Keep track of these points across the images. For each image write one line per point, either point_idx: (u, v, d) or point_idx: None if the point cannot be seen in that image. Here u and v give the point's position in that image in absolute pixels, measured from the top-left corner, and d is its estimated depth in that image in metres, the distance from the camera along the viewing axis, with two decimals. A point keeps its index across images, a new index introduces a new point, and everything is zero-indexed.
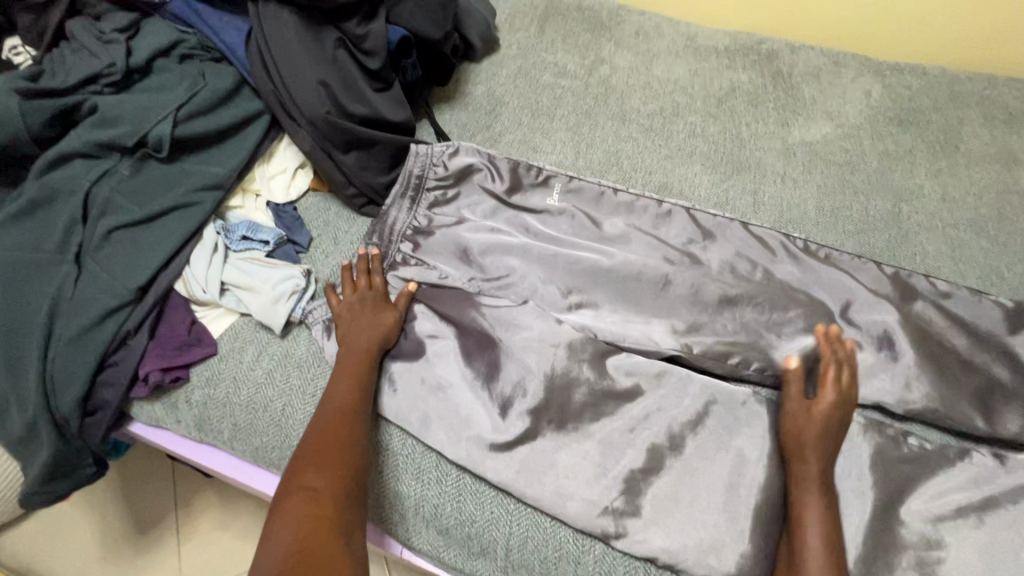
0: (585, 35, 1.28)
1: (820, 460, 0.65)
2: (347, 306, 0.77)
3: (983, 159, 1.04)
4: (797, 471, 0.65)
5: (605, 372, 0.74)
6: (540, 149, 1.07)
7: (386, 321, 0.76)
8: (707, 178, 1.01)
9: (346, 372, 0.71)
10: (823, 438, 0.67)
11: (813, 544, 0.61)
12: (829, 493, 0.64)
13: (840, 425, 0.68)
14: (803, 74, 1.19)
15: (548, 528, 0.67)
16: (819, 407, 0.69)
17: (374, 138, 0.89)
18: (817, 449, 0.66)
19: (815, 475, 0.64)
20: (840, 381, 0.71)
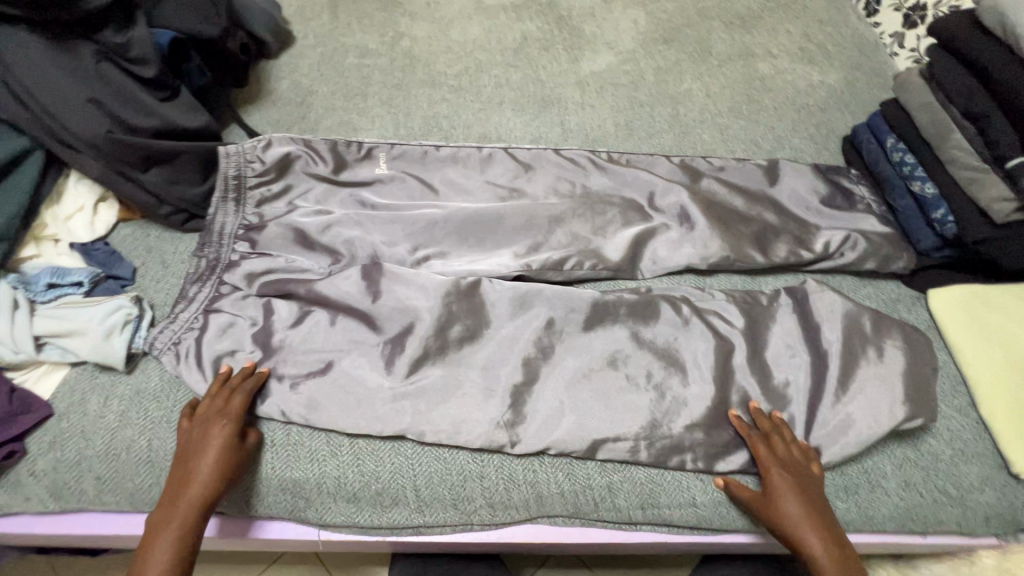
0: (378, 13, 1.30)
1: (795, 496, 0.67)
2: (201, 423, 0.67)
3: (730, 58, 1.26)
4: (779, 519, 0.66)
5: (466, 305, 0.79)
6: (360, 128, 1.09)
7: (230, 463, 0.66)
8: (519, 121, 1.11)
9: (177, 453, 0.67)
10: (776, 474, 0.68)
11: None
12: (823, 529, 0.65)
13: (798, 478, 0.68)
14: (581, 15, 1.33)
15: (448, 457, 0.72)
16: (754, 441, 0.71)
17: (174, 149, 0.84)
18: (779, 488, 0.68)
19: (795, 512, 0.66)
20: (794, 452, 0.71)
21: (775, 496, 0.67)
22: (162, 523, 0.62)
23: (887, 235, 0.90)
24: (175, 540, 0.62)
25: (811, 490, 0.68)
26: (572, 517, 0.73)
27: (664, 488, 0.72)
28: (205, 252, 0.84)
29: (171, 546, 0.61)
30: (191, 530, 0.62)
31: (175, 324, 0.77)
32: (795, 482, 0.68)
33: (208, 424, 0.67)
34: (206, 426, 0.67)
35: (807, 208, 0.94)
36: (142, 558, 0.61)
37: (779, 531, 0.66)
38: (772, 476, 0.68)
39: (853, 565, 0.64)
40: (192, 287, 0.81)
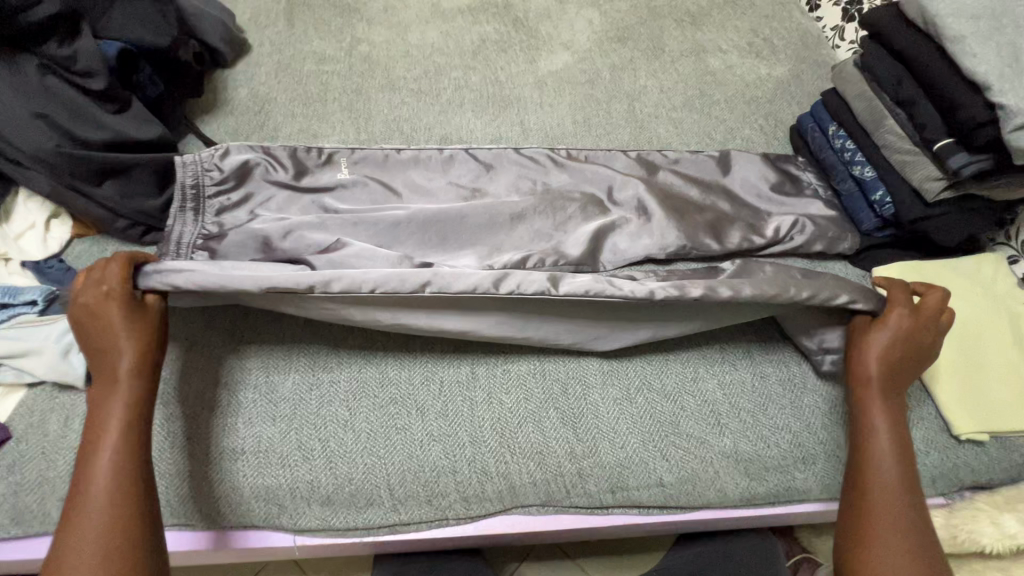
0: (335, 20, 1.30)
1: (891, 351, 0.68)
2: (84, 305, 0.61)
3: (682, 54, 1.30)
4: (859, 368, 0.69)
5: None
6: (321, 134, 1.09)
7: (134, 332, 0.62)
8: (479, 121, 1.13)
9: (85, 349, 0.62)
10: (904, 327, 0.68)
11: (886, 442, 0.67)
12: (889, 390, 0.69)
13: (926, 330, 0.68)
14: (538, 16, 1.36)
15: (420, 455, 0.73)
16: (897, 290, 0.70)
17: (127, 162, 0.83)
18: (892, 338, 0.68)
19: (878, 366, 0.68)
20: (933, 312, 0.69)
21: (879, 337, 0.69)
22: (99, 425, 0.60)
23: (832, 218, 0.94)
24: (121, 438, 0.60)
25: (914, 346, 0.68)
26: (545, 505, 0.75)
27: (633, 471, 0.74)
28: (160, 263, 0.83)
29: (115, 443, 0.60)
30: (133, 423, 0.61)
31: None
32: (908, 333, 0.68)
33: (106, 317, 0.61)
34: (101, 305, 0.61)
35: (758, 195, 0.99)
36: (89, 461, 0.59)
37: (858, 372, 0.69)
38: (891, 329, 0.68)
39: (901, 425, 0.68)
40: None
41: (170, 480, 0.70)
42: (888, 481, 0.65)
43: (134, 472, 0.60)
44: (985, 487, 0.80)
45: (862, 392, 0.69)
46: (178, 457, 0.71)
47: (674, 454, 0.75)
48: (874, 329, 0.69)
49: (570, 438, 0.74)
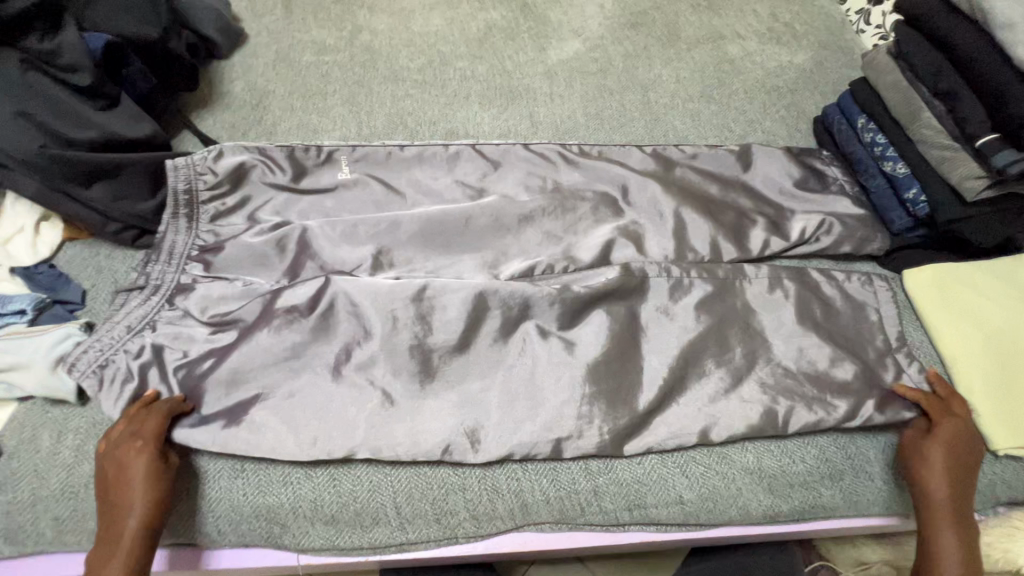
0: (335, 7, 1.25)
1: (949, 450, 0.67)
2: (118, 443, 0.63)
3: (699, 41, 1.24)
4: (920, 466, 0.68)
5: None
6: (321, 129, 1.04)
7: (149, 461, 0.62)
8: (487, 115, 1.08)
9: (106, 465, 0.62)
10: (945, 421, 0.70)
11: (948, 533, 0.65)
12: (954, 479, 0.67)
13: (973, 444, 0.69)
14: (546, 1, 1.30)
15: (428, 472, 0.70)
16: (935, 402, 0.72)
17: (117, 162, 0.79)
18: (943, 438, 0.68)
19: (941, 466, 0.67)
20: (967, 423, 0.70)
21: (935, 444, 0.68)
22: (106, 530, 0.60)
23: (860, 216, 0.89)
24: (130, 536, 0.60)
25: (964, 447, 0.68)
26: (559, 523, 0.71)
27: (651, 488, 0.71)
28: (147, 271, 0.79)
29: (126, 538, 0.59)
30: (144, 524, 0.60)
31: (101, 350, 0.70)
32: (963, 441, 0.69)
33: (129, 428, 0.64)
34: (128, 427, 0.65)
35: (781, 193, 0.93)
36: (100, 561, 0.59)
37: (915, 470, 0.69)
38: (939, 428, 0.69)
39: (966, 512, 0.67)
40: (132, 300, 0.76)
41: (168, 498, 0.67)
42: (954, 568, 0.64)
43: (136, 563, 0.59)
44: (1019, 504, 0.76)
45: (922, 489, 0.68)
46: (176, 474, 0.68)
47: (694, 470, 0.71)
48: (925, 434, 0.70)
49: (584, 455, 0.71)
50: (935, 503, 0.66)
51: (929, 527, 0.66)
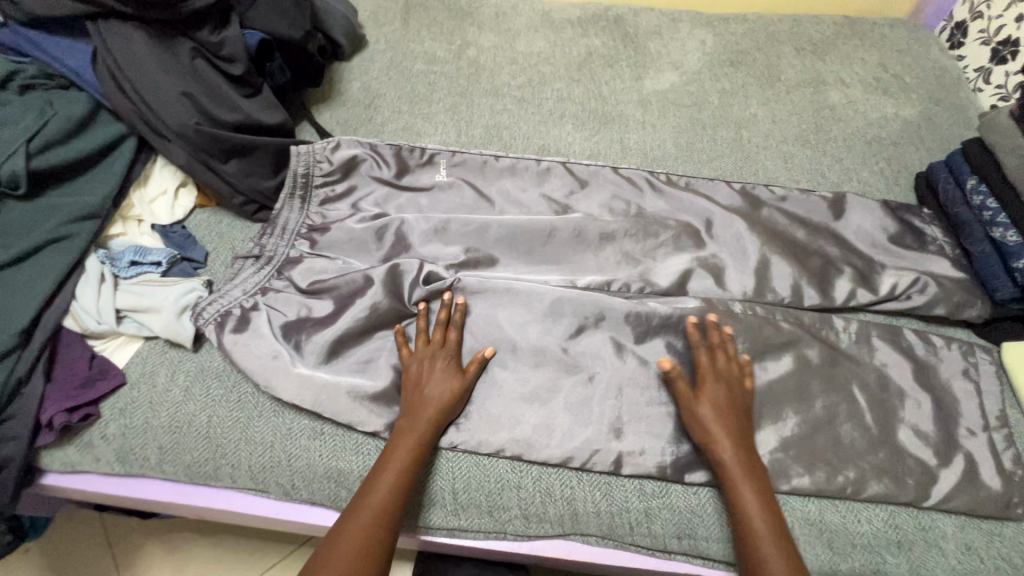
0: (448, 22, 1.34)
1: (713, 398, 0.71)
2: (418, 354, 0.75)
3: (799, 84, 1.23)
4: (689, 414, 0.71)
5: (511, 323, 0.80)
6: (424, 133, 1.12)
7: (455, 387, 0.73)
8: (578, 135, 1.12)
9: (423, 370, 0.74)
10: (708, 380, 0.72)
11: (743, 471, 0.66)
12: (732, 423, 0.69)
13: (732, 385, 0.72)
14: (648, 33, 1.33)
15: (486, 464, 0.74)
16: (700, 357, 0.74)
17: (252, 143, 0.89)
18: (707, 391, 0.71)
19: (710, 414, 0.69)
20: (733, 367, 0.74)
21: (702, 404, 0.70)
22: (397, 452, 0.68)
23: (960, 280, 0.85)
24: (390, 486, 0.66)
25: (728, 403, 0.71)
26: (605, 538, 0.72)
27: (703, 520, 0.71)
28: (261, 242, 0.88)
29: (391, 481, 0.66)
30: (405, 474, 0.67)
31: (221, 306, 0.79)
32: (731, 412, 0.70)
33: (436, 352, 0.75)
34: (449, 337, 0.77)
35: (873, 246, 0.91)
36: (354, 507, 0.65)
37: (694, 431, 0.70)
38: (704, 387, 0.72)
39: (755, 456, 0.69)
40: (248, 265, 0.85)
41: (254, 447, 0.74)
42: (756, 507, 0.64)
43: (391, 514, 0.64)
44: None
45: (693, 427, 0.70)
46: (265, 427, 0.75)
47: None
48: (695, 397, 0.71)
49: (640, 474, 0.72)
50: (722, 450, 0.68)
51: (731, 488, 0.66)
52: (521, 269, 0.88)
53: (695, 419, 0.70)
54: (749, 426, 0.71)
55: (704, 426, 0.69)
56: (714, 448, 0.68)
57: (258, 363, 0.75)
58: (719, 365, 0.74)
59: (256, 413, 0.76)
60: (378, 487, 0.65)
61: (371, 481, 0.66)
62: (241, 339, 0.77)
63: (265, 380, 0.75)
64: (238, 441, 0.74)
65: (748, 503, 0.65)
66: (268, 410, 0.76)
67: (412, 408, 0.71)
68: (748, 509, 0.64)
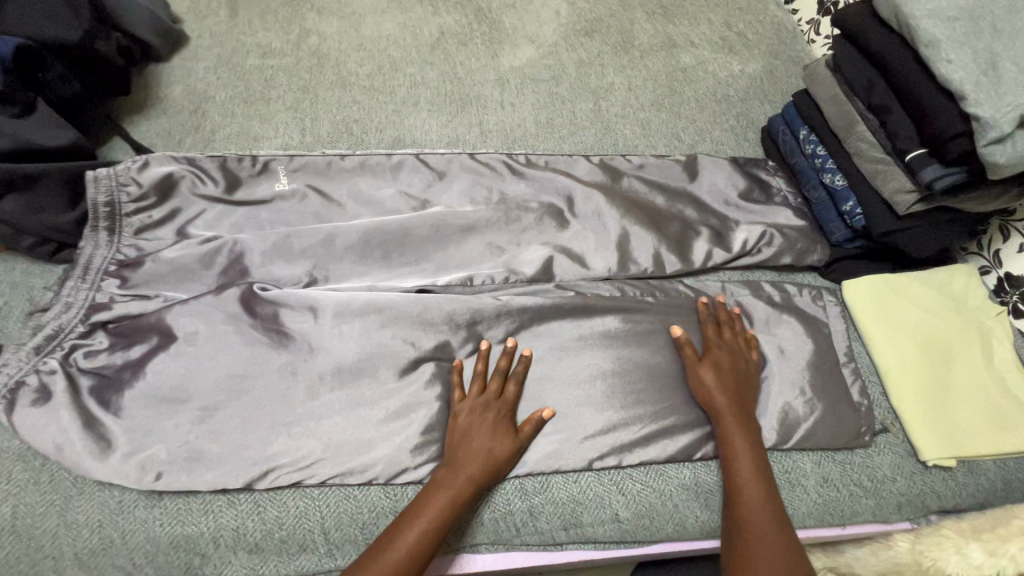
0: (282, 9, 1.21)
1: (715, 363, 0.74)
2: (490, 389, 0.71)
3: (652, 49, 1.24)
4: (694, 379, 0.74)
5: (363, 339, 0.73)
6: (263, 136, 1.01)
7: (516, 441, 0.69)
8: (436, 122, 1.06)
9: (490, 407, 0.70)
10: (714, 348, 0.75)
11: (738, 435, 0.69)
12: (733, 389, 0.72)
13: (735, 354, 0.75)
14: (501, 7, 1.28)
15: (358, 495, 0.68)
16: (708, 325, 0.78)
17: (31, 173, 0.75)
18: (711, 358, 0.74)
19: (713, 380, 0.73)
20: (739, 340, 0.77)
21: (703, 364, 0.74)
22: (438, 496, 0.63)
23: (802, 228, 0.90)
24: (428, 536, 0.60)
25: (731, 367, 0.74)
26: (495, 544, 0.70)
27: (588, 506, 0.70)
28: (59, 290, 0.75)
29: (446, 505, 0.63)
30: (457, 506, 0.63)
31: (11, 379, 0.66)
32: (732, 372, 0.73)
33: (489, 406, 0.70)
34: (477, 389, 0.71)
35: (726, 204, 0.94)
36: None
37: (699, 395, 0.73)
38: (709, 355, 0.75)
39: (749, 420, 0.71)
40: (44, 320, 0.72)
41: (77, 531, 0.63)
42: (747, 472, 0.67)
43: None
44: (952, 512, 0.76)
45: (698, 394, 0.73)
46: (89, 505, 0.64)
47: (631, 487, 0.71)
48: (696, 360, 0.75)
49: (520, 474, 0.70)
50: (721, 414, 0.71)
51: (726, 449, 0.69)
52: (377, 275, 0.82)
53: (694, 380, 0.74)
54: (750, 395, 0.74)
55: (704, 387, 0.73)
56: (710, 403, 0.72)
57: (66, 433, 0.64)
58: (726, 336, 0.77)
59: (76, 490, 0.65)
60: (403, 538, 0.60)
61: (398, 530, 0.61)
62: (41, 414, 0.65)
63: (74, 454, 0.64)
64: (55, 527, 0.63)
65: (736, 454, 0.68)
66: (91, 484, 0.65)
67: (461, 444, 0.67)
68: (737, 459, 0.68)
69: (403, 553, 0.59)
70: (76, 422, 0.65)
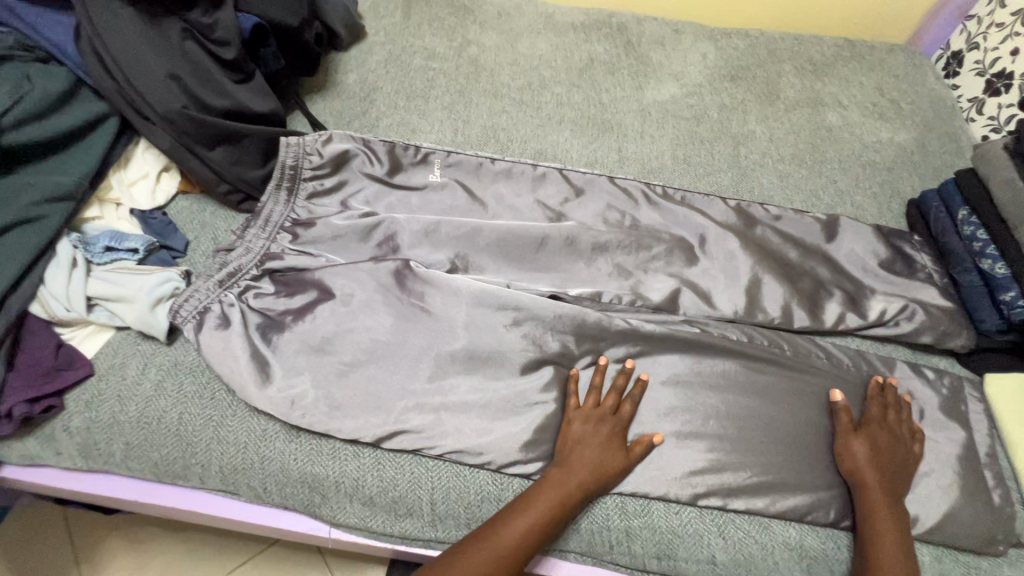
0: (450, 18, 1.32)
1: (871, 439, 0.73)
2: (608, 401, 0.74)
3: (798, 104, 1.23)
4: (843, 448, 0.74)
5: (494, 332, 0.77)
6: (419, 130, 1.10)
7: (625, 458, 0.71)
8: (576, 142, 1.11)
9: (604, 420, 0.72)
10: (872, 425, 0.74)
11: (886, 518, 0.68)
12: (887, 472, 0.71)
13: (896, 438, 0.74)
14: (650, 42, 1.33)
15: (467, 475, 0.72)
16: (873, 402, 0.77)
17: (242, 131, 0.86)
18: (867, 432, 0.74)
19: (864, 454, 0.72)
20: (902, 427, 0.75)
21: (857, 438, 0.74)
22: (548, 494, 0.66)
23: (949, 309, 0.86)
24: (523, 536, 0.63)
25: (889, 447, 0.73)
26: (585, 556, 0.72)
27: (684, 541, 0.70)
28: (241, 235, 0.85)
29: (545, 512, 0.65)
30: (557, 513, 0.65)
31: (199, 305, 0.76)
32: (889, 462, 0.71)
33: (605, 418, 0.72)
34: (592, 402, 0.74)
35: (864, 271, 0.91)
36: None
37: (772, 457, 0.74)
38: (865, 428, 0.74)
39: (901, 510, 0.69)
40: (228, 259, 0.82)
41: (225, 448, 0.71)
42: (890, 550, 0.66)
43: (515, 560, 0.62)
44: None
45: (844, 462, 0.73)
46: (239, 427, 0.72)
47: (732, 533, 0.70)
48: (848, 430, 0.75)
49: (623, 492, 0.71)
50: (868, 492, 0.70)
51: (869, 517, 0.69)
52: (510, 274, 0.87)
53: (846, 452, 0.74)
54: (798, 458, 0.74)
55: (855, 460, 0.72)
56: (857, 478, 0.71)
57: (234, 362, 0.73)
58: (890, 419, 0.75)
59: (231, 412, 0.73)
60: (498, 537, 0.63)
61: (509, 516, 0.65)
62: (220, 340, 0.74)
63: (239, 381, 0.72)
64: (209, 440, 0.71)
65: (880, 535, 0.67)
66: (245, 409, 0.73)
67: (570, 454, 0.70)
68: (880, 537, 0.67)
69: (507, 542, 0.63)
70: (244, 353, 0.73)
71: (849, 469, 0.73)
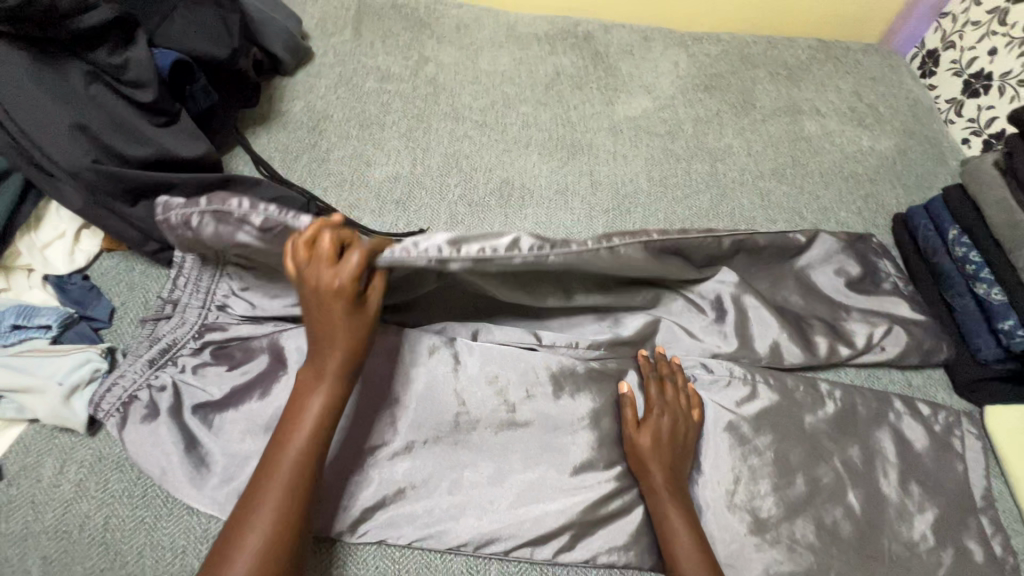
0: (405, 34, 1.23)
1: (657, 428, 0.70)
2: (327, 278, 0.55)
3: (775, 113, 1.18)
4: (629, 446, 0.70)
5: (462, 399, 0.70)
6: (374, 162, 1.00)
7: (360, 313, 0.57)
8: (545, 167, 1.03)
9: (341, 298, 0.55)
10: (654, 411, 0.71)
11: (675, 515, 0.66)
12: (669, 468, 0.68)
13: (674, 414, 0.72)
14: (619, 52, 1.26)
15: (437, 563, 0.66)
16: (651, 372, 0.76)
17: (169, 181, 0.76)
18: (652, 419, 0.71)
19: (650, 447, 0.69)
20: (681, 399, 0.74)
21: (652, 413, 0.71)
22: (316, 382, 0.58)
23: (939, 336, 0.82)
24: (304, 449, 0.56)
25: (668, 429, 0.71)
26: None
27: None
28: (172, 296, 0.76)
29: (320, 409, 0.57)
30: (337, 395, 0.58)
31: (125, 394, 0.67)
32: (653, 444, 0.69)
33: (325, 268, 0.55)
34: (311, 278, 0.55)
35: (856, 296, 0.86)
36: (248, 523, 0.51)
37: (632, 459, 0.70)
38: (650, 411, 0.71)
39: (686, 509, 0.67)
40: (160, 330, 0.73)
41: (161, 555, 0.62)
42: (685, 552, 0.63)
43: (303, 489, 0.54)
44: None
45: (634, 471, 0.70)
46: (175, 528, 0.63)
47: None
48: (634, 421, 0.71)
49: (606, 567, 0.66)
50: (655, 489, 0.67)
51: (658, 514, 0.67)
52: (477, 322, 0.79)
53: (632, 452, 0.70)
54: (688, 462, 0.71)
55: (640, 460, 0.69)
56: (645, 478, 0.69)
57: (169, 457, 0.65)
58: (668, 395, 0.73)
59: (167, 510, 0.64)
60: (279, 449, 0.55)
61: (291, 424, 0.57)
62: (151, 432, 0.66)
63: (175, 478, 0.64)
64: (141, 546, 0.62)
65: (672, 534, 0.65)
66: (181, 507, 0.65)
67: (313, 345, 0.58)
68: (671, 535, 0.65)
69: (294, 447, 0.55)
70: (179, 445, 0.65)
71: (636, 469, 0.70)
